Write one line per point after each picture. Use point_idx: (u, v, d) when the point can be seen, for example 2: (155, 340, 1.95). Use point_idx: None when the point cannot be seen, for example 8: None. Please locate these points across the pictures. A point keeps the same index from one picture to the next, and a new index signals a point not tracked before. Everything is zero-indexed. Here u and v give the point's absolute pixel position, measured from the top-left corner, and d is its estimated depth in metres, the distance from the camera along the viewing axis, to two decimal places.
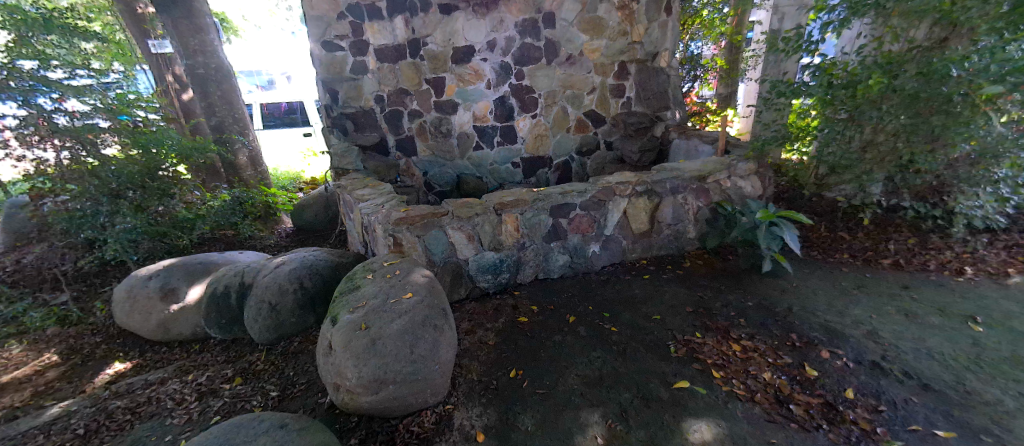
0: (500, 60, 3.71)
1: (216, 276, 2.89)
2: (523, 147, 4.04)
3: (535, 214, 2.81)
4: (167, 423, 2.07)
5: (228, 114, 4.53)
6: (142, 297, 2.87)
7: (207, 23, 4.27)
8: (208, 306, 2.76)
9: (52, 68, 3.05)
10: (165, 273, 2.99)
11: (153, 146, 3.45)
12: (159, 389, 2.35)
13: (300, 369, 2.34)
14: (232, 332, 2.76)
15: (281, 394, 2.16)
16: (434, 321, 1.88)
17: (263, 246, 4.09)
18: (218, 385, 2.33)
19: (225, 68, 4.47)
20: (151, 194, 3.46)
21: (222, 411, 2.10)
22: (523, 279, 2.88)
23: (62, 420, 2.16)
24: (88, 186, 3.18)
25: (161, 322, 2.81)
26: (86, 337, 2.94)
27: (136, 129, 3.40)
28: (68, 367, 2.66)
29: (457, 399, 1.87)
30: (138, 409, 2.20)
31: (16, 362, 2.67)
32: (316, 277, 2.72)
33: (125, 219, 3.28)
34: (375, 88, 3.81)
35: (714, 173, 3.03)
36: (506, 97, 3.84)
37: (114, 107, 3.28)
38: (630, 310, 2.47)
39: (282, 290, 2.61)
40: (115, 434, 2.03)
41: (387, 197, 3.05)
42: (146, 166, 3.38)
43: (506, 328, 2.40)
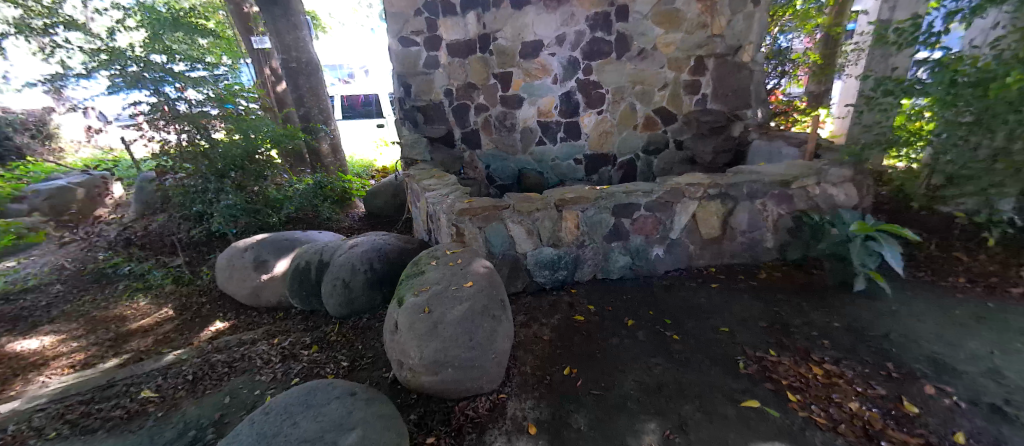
0: (568, 54, 3.67)
1: (299, 252, 3.19)
2: (586, 144, 3.97)
3: (597, 212, 2.76)
4: (256, 379, 2.32)
5: (315, 105, 4.93)
6: (239, 267, 3.24)
7: (301, 20, 4.66)
8: (292, 279, 3.05)
9: (177, 62, 3.51)
10: (257, 246, 3.34)
11: (252, 132, 3.81)
12: (250, 348, 2.65)
13: (367, 344, 2.51)
14: (310, 305, 3.02)
15: (351, 365, 2.34)
16: (493, 311, 1.91)
17: (336, 227, 4.42)
18: (298, 350, 2.57)
19: (314, 62, 4.86)
20: (249, 175, 3.92)
21: (301, 374, 2.31)
22: (581, 277, 2.85)
23: (175, 366, 2.51)
24: (200, 166, 3.70)
25: (254, 289, 3.17)
26: (195, 297, 3.39)
27: (239, 116, 3.80)
28: (181, 321, 3.09)
29: (510, 390, 1.91)
30: (234, 364, 2.49)
31: (143, 313, 3.18)
32: (384, 260, 2.90)
33: (228, 196, 3.70)
34: (445, 82, 3.95)
35: (800, 179, 2.76)
36: (572, 92, 3.80)
37: (222, 97, 3.69)
38: (695, 319, 2.35)
39: (354, 269, 2.82)
40: (216, 384, 2.32)
41: (451, 188, 3.16)
42: (238, 150, 3.74)
43: (562, 325, 2.39)
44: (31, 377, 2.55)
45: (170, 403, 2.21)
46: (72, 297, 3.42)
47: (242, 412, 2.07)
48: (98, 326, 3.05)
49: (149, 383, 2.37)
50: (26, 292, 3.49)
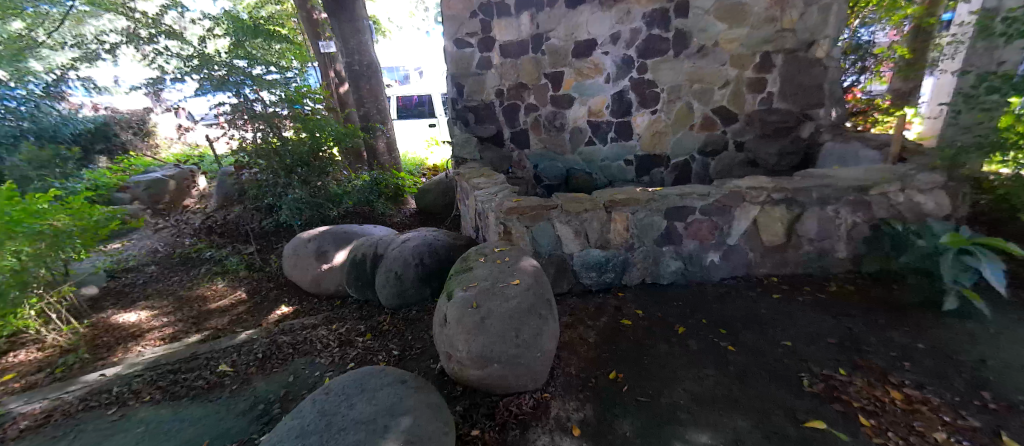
0: (623, 53, 3.59)
1: (356, 245, 3.37)
2: (638, 145, 3.86)
3: (648, 214, 2.68)
4: (317, 362, 2.49)
5: (374, 105, 5.19)
6: (302, 256, 3.49)
7: (364, 25, 4.92)
8: (349, 270, 3.24)
9: (256, 66, 3.83)
10: (318, 238, 3.57)
11: (318, 131, 4.11)
12: (311, 332, 2.84)
13: (417, 335, 2.61)
14: (365, 295, 3.19)
15: (401, 354, 2.44)
16: (539, 310, 1.91)
17: (389, 222, 4.62)
18: (353, 337, 2.72)
19: (374, 65, 5.11)
20: (313, 171, 4.20)
21: (356, 359, 2.45)
22: (629, 281, 2.78)
23: (247, 345, 2.75)
24: (272, 163, 3.98)
25: (315, 277, 3.40)
26: (264, 282, 3.69)
27: (306, 116, 4.07)
28: (251, 304, 3.39)
29: (554, 390, 1.90)
30: (297, 346, 2.69)
31: (220, 295, 3.53)
32: (434, 255, 3.00)
33: (294, 190, 4.02)
34: (496, 82, 4.00)
35: (880, 184, 2.51)
36: (625, 92, 3.71)
37: (293, 98, 3.97)
38: (753, 331, 2.21)
39: (406, 263, 2.94)
40: (282, 363, 2.52)
41: (500, 187, 3.20)
42: (305, 147, 4.08)
43: (608, 328, 2.35)
44: (130, 346, 2.91)
45: (242, 377, 2.42)
46: (164, 277, 3.85)
47: (304, 391, 2.23)
48: (185, 304, 3.41)
49: (225, 358, 2.61)
50: (128, 270, 3.97)
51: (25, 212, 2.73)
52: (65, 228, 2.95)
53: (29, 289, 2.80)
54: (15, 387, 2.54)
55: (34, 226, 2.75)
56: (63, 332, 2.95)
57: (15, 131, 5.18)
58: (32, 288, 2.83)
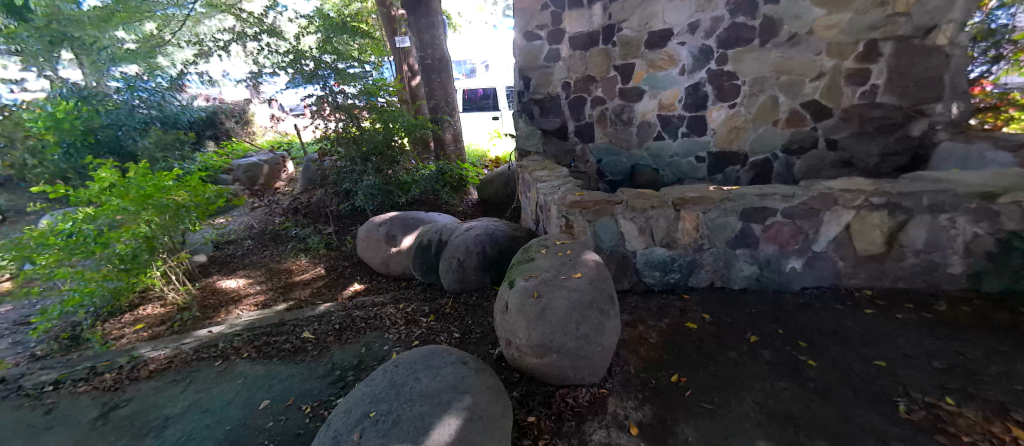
0: (701, 43, 3.39)
1: (422, 231, 3.54)
2: (712, 140, 3.62)
3: (721, 214, 2.52)
4: (385, 337, 2.68)
5: (443, 98, 5.37)
6: (374, 238, 3.74)
7: (438, 20, 5.10)
8: (415, 254, 3.41)
9: (340, 61, 4.14)
10: (388, 222, 3.79)
11: (391, 121, 4.36)
12: (380, 309, 3.06)
13: (476, 320, 2.70)
14: (428, 278, 3.35)
15: (462, 337, 2.55)
16: (601, 304, 1.88)
17: (453, 211, 4.79)
18: (417, 317, 2.89)
19: (446, 58, 5.28)
20: (385, 159, 4.46)
21: (420, 337, 2.60)
22: (695, 283, 2.66)
23: (326, 316, 3.03)
24: (350, 150, 4.32)
25: (384, 259, 3.64)
26: (340, 260, 4.02)
27: (380, 108, 4.31)
28: (329, 279, 3.72)
29: (612, 386, 1.88)
30: (368, 320, 2.91)
31: (302, 269, 3.91)
32: (495, 244, 3.06)
33: (369, 177, 4.31)
34: (564, 75, 3.96)
35: (1013, 192, 2.13)
36: (701, 84, 3.50)
37: (370, 91, 4.22)
38: (838, 347, 2.02)
39: (468, 250, 3.04)
40: (355, 335, 2.74)
41: (564, 180, 3.19)
42: (379, 137, 4.34)
43: (671, 330, 2.26)
44: (231, 308, 3.32)
45: (322, 345, 2.68)
46: (258, 250, 4.33)
47: (373, 363, 2.42)
48: (274, 276, 3.82)
49: (308, 326, 2.90)
50: (229, 243, 4.52)
51: (156, 187, 3.23)
52: (185, 202, 3.44)
53: (157, 252, 3.31)
54: (145, 336, 3.03)
55: (162, 198, 3.27)
56: (180, 292, 3.44)
57: (145, 119, 6.02)
58: (159, 252, 3.33)
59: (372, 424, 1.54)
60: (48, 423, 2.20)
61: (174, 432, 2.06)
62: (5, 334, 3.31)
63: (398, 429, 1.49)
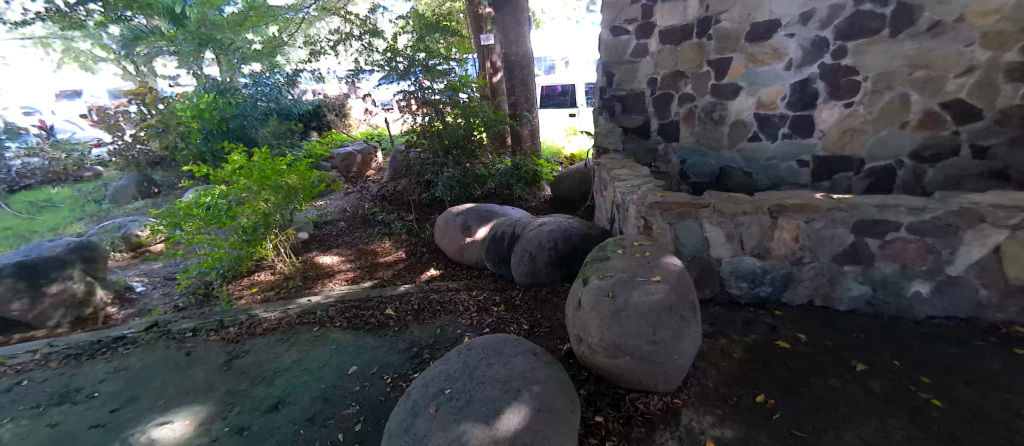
0: (814, 34, 3.05)
1: (496, 223, 3.62)
2: (819, 143, 3.25)
3: (827, 225, 2.25)
4: (458, 322, 2.82)
5: (523, 94, 5.43)
6: (451, 228, 3.91)
7: (524, 17, 5.17)
8: (489, 245, 3.51)
9: (431, 59, 4.38)
10: (465, 213, 3.93)
11: (472, 117, 4.52)
12: (454, 295, 3.21)
13: (546, 314, 2.73)
14: (500, 269, 3.44)
15: (531, 329, 2.59)
16: (681, 311, 1.80)
17: (526, 206, 4.85)
18: (488, 305, 2.99)
19: (529, 55, 5.34)
20: (465, 153, 4.64)
21: (490, 326, 2.69)
22: (789, 299, 2.42)
23: (406, 296, 3.25)
24: (433, 143, 4.57)
25: (459, 248, 3.80)
26: (419, 246, 4.28)
27: (463, 103, 4.49)
28: (409, 263, 3.98)
29: (687, 398, 1.80)
30: (443, 304, 3.07)
31: (386, 251, 4.23)
32: (568, 241, 3.04)
33: (449, 170, 4.50)
34: (650, 71, 3.80)
35: None
36: (811, 80, 3.14)
37: (453, 87, 4.42)
38: (972, 388, 1.72)
39: (541, 245, 3.06)
40: (431, 317, 2.92)
41: (644, 180, 3.06)
42: (459, 131, 4.49)
43: (758, 347, 2.09)
44: (326, 282, 3.71)
45: (402, 323, 2.89)
46: (349, 231, 4.76)
47: (447, 345, 2.58)
48: (362, 255, 4.18)
49: (390, 304, 3.14)
50: (326, 223, 5.03)
51: (274, 170, 3.69)
52: (295, 184, 3.87)
53: (272, 227, 3.79)
54: (259, 299, 3.50)
55: (280, 180, 3.72)
56: (286, 263, 3.91)
57: (264, 111, 6.89)
58: (273, 227, 3.81)
59: (446, 401, 1.63)
60: (187, 362, 2.65)
61: (281, 385, 2.38)
62: (158, 286, 4.03)
63: (470, 409, 1.56)
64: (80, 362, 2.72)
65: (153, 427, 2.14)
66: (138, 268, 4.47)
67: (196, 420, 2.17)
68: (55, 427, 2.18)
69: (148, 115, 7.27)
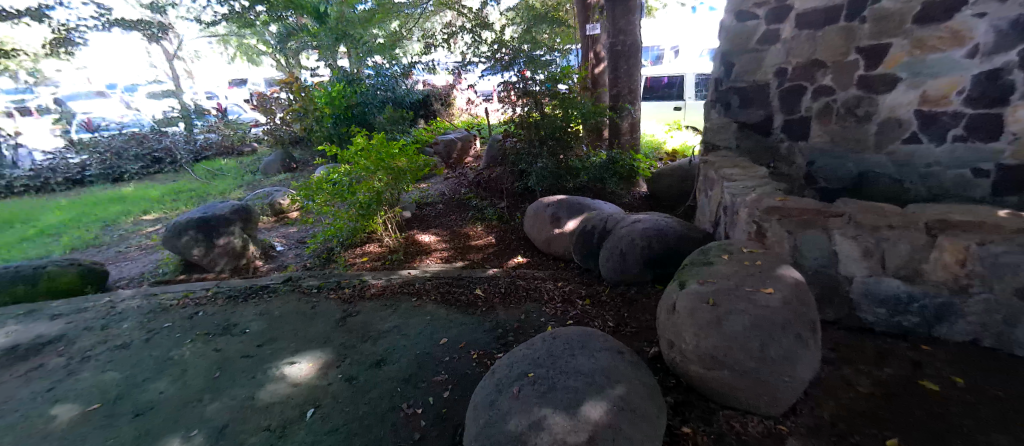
0: (1017, 13, 2.38)
1: (587, 217, 3.55)
2: (1009, 148, 2.60)
3: (1012, 251, 1.81)
4: (542, 310, 2.87)
5: (627, 86, 5.18)
6: (541, 218, 3.94)
7: (636, 6, 4.94)
8: (578, 238, 3.46)
9: (538, 51, 4.41)
10: (556, 204, 3.93)
11: (570, 109, 4.49)
12: (540, 283, 3.25)
13: (634, 314, 2.65)
14: (587, 264, 3.39)
15: (616, 327, 2.54)
16: (797, 329, 1.60)
17: (619, 202, 4.69)
18: (573, 298, 2.98)
19: (637, 46, 5.10)
20: (560, 145, 4.58)
21: (574, 318, 2.70)
22: (943, 335, 2.01)
23: (493, 279, 3.38)
24: (530, 134, 4.58)
25: (547, 238, 3.82)
26: (509, 233, 4.41)
27: (563, 96, 4.48)
28: (498, 248, 4.13)
29: (794, 425, 1.61)
30: (529, 291, 3.14)
31: (477, 235, 4.44)
32: (663, 241, 2.87)
33: (542, 161, 4.52)
34: (779, 60, 3.30)
35: None
36: (1006, 70, 2.48)
37: (554, 78, 4.42)
38: None
39: (633, 243, 2.94)
40: (516, 302, 3.01)
41: (760, 182, 2.76)
42: (556, 122, 4.50)
43: (893, 384, 1.78)
44: (424, 258, 4.02)
45: (489, 304, 3.02)
46: (446, 214, 5.08)
47: (531, 331, 2.65)
48: (456, 237, 4.44)
49: (479, 285, 3.30)
50: (426, 204, 5.42)
51: (388, 154, 4.07)
52: (404, 167, 4.23)
53: (383, 205, 4.21)
54: (368, 267, 3.94)
55: (391, 163, 4.10)
56: (391, 237, 4.33)
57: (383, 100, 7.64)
58: (383, 205, 4.23)
59: (530, 383, 1.68)
60: (311, 314, 3.10)
61: (383, 345, 2.66)
62: (293, 248, 4.75)
63: (552, 395, 1.59)
64: (237, 302, 3.34)
65: (285, 364, 2.56)
66: (279, 231, 5.30)
67: (317, 364, 2.54)
68: (219, 352, 2.72)
69: (293, 102, 8.50)
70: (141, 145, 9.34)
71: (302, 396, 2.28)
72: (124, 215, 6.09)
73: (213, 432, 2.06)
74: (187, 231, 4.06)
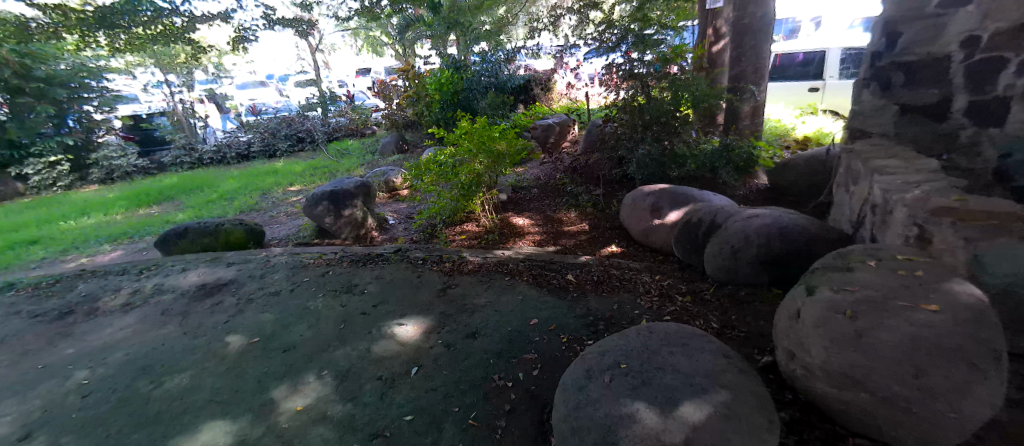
0: None
1: (693, 209, 3.27)
2: None
3: None
4: (637, 302, 2.78)
5: (752, 64, 4.60)
6: (639, 207, 3.74)
7: None
8: (680, 231, 3.22)
9: (649, 29, 4.11)
10: (658, 194, 3.70)
11: (684, 91, 4.12)
12: (636, 275, 3.14)
13: (742, 318, 2.46)
14: (689, 259, 3.17)
15: (719, 329, 2.38)
16: (974, 357, 1.28)
17: (731, 195, 4.25)
18: (673, 293, 2.83)
19: (768, 18, 4.48)
20: (666, 130, 4.27)
21: (672, 314, 2.58)
22: None
23: (586, 266, 3.35)
24: (634, 118, 4.35)
25: (645, 229, 3.64)
26: (604, 221, 4.30)
27: (675, 78, 4.14)
28: (592, 236, 4.07)
29: None
30: (623, 281, 3.06)
31: (571, 221, 4.42)
32: (786, 240, 2.54)
33: (645, 147, 4.24)
34: (969, 26, 2.43)
35: None
36: None
37: (667, 58, 4.08)
38: None
39: (747, 240, 2.65)
40: (609, 291, 2.95)
41: (928, 177, 2.31)
42: (664, 106, 4.19)
43: None
44: (518, 240, 4.14)
45: (581, 290, 3.01)
46: (541, 198, 5.13)
47: (623, 323, 2.59)
48: (549, 222, 4.47)
49: (571, 270, 3.30)
50: (522, 188, 5.52)
51: (490, 137, 4.22)
52: (503, 150, 4.36)
53: (482, 186, 4.40)
54: (466, 245, 4.18)
55: (492, 146, 4.27)
56: (489, 218, 4.52)
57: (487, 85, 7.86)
58: (482, 186, 4.41)
59: (622, 374, 1.65)
60: (417, 283, 3.40)
61: (478, 318, 2.83)
62: (402, 222, 5.23)
63: (645, 390, 1.54)
64: (357, 266, 3.80)
65: (394, 325, 2.86)
66: (391, 206, 5.87)
67: (420, 328, 2.79)
68: (343, 307, 3.14)
69: (408, 88, 9.20)
70: (290, 126, 11.02)
71: (408, 354, 2.54)
72: (276, 186, 7.28)
73: (339, 374, 2.41)
74: (321, 202, 4.71)
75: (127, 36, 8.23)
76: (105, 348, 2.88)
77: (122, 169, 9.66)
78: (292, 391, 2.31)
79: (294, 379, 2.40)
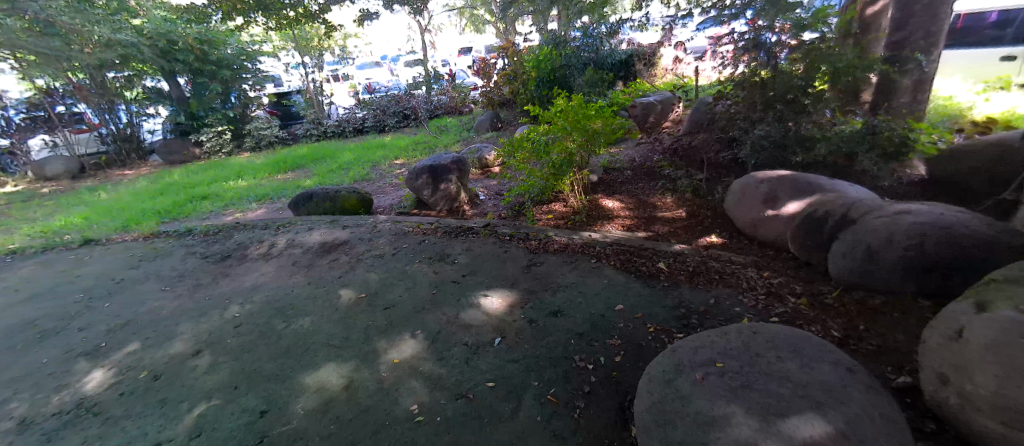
0: None
1: (820, 200, 2.84)
2: None
3: None
4: (739, 299, 2.53)
5: (922, 27, 3.74)
6: (750, 195, 3.36)
7: None
8: (800, 224, 2.83)
9: None
10: (775, 181, 3.28)
11: (823, 63, 3.49)
12: (739, 269, 2.85)
13: (874, 330, 2.11)
14: (808, 257, 2.78)
15: (842, 340, 2.08)
16: None
17: (872, 187, 3.59)
18: (784, 294, 2.52)
19: None
20: (792, 109, 3.71)
21: (781, 316, 2.31)
22: None
23: (680, 255, 3.12)
24: (754, 96, 3.87)
25: (754, 220, 3.27)
26: (705, 208, 3.96)
27: (813, 46, 3.51)
28: (689, 224, 3.78)
29: None
30: (724, 275, 2.79)
31: (666, 207, 4.14)
32: (947, 244, 2.08)
33: (764, 128, 3.78)
34: None
35: None
36: None
37: (806, 25, 3.45)
38: None
39: (890, 241, 2.23)
40: (706, 285, 2.73)
41: None
42: (796, 81, 3.62)
43: None
44: (606, 224, 4.01)
45: (674, 280, 2.83)
46: (634, 181, 4.87)
47: (720, 319, 2.39)
48: (643, 206, 4.23)
49: (664, 258, 3.11)
50: (615, 169, 5.28)
51: (586, 115, 4.09)
52: (599, 129, 4.19)
53: (573, 165, 4.31)
54: (553, 224, 4.17)
55: (587, 124, 4.11)
56: (577, 199, 4.43)
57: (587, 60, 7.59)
58: (573, 166, 4.32)
59: (717, 374, 1.53)
60: (504, 257, 3.50)
61: (563, 298, 2.82)
62: (492, 198, 5.37)
63: (746, 394, 1.41)
64: (450, 237, 4.02)
65: (481, 296, 2.99)
66: (484, 182, 6.07)
67: (505, 301, 2.88)
68: (436, 274, 3.36)
69: (507, 66, 9.32)
70: (399, 104, 11.91)
71: (493, 324, 2.65)
72: (384, 158, 7.97)
73: (431, 335, 2.61)
74: (422, 175, 5.04)
75: (274, 20, 9.51)
76: (252, 288, 3.48)
77: (268, 139, 11.36)
78: (391, 345, 2.56)
79: (393, 334, 2.66)
